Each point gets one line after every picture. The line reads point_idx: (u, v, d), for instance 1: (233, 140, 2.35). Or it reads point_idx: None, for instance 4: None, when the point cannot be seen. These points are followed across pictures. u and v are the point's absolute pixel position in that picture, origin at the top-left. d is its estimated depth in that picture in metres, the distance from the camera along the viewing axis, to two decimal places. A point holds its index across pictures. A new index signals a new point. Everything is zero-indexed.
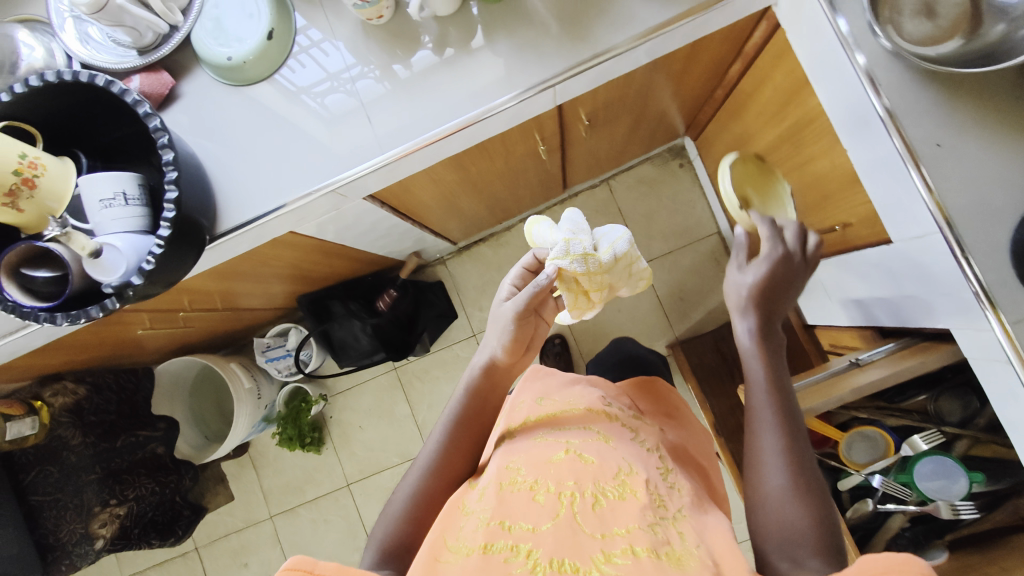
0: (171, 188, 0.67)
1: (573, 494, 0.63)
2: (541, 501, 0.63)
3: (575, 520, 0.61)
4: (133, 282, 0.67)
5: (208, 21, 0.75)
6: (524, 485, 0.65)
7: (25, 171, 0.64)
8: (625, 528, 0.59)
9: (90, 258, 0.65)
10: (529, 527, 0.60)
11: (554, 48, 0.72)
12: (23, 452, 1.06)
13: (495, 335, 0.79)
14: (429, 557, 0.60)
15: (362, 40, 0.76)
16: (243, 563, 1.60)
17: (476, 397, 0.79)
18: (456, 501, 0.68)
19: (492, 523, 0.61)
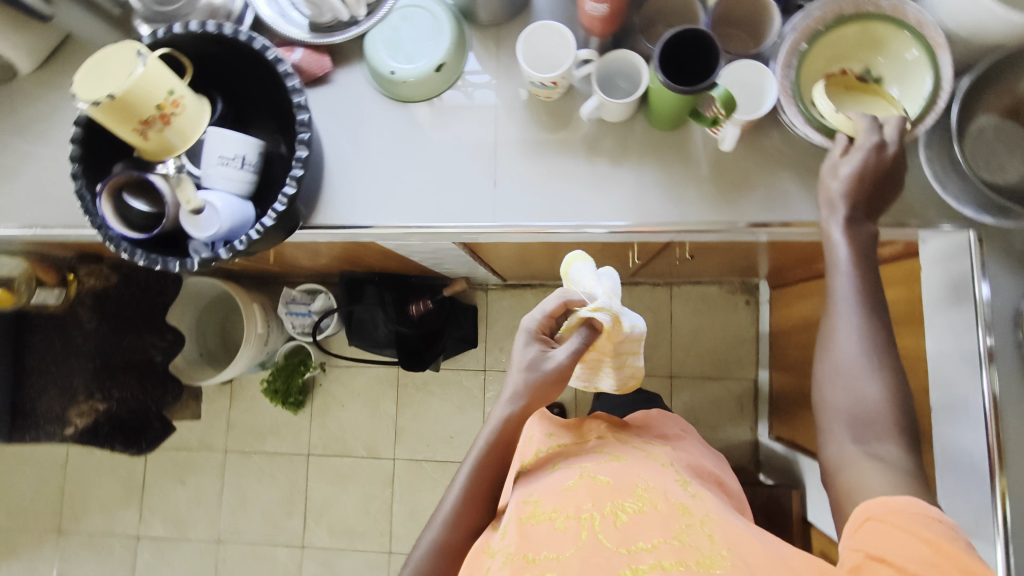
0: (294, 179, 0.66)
1: (591, 517, 0.66)
2: (564, 529, 0.65)
3: (600, 539, 0.64)
4: (220, 255, 0.68)
5: (387, 28, 0.75)
6: (546, 516, 0.67)
7: (165, 108, 0.65)
8: (649, 544, 0.63)
9: (190, 212, 0.66)
10: (556, 556, 0.63)
11: (697, 197, 0.70)
12: (37, 313, 1.06)
13: (521, 378, 0.73)
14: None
15: (520, 106, 0.75)
16: (182, 480, 1.62)
17: (505, 440, 0.74)
18: (481, 547, 0.69)
19: (518, 556, 0.63)
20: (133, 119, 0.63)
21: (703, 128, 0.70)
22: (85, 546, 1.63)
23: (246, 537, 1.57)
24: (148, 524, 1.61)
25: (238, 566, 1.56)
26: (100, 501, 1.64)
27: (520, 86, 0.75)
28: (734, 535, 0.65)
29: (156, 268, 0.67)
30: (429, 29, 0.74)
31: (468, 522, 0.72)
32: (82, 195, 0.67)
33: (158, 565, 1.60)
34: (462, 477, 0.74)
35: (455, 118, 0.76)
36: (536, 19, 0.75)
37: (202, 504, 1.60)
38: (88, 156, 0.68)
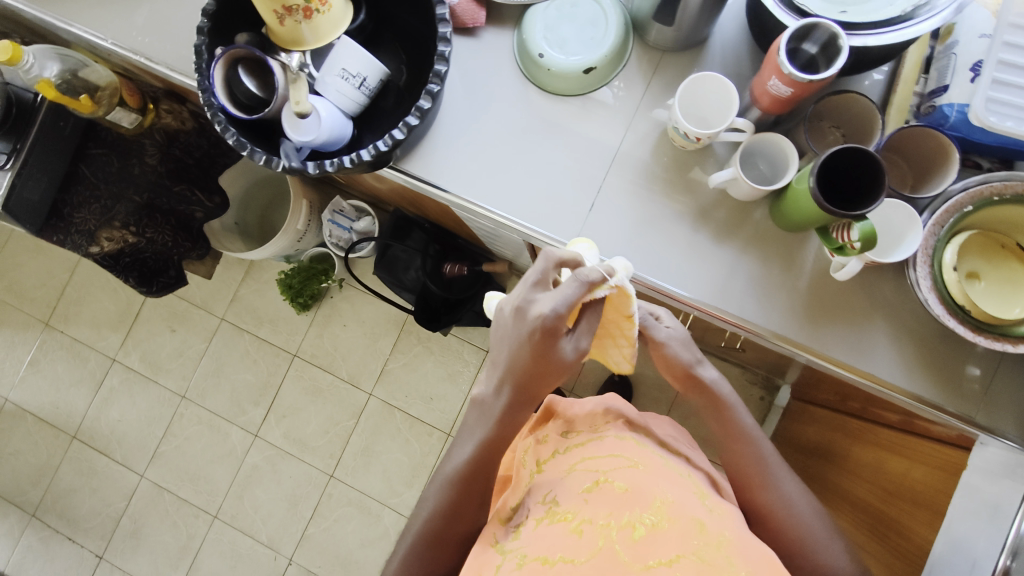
0: (415, 116, 0.62)
1: (609, 526, 0.61)
2: (579, 534, 0.61)
3: (619, 554, 0.58)
4: (308, 168, 0.64)
5: (554, 8, 0.71)
6: (562, 517, 0.64)
7: (312, 2, 0.63)
8: (668, 560, 0.56)
9: (296, 112, 0.64)
10: (570, 561, 0.58)
11: (783, 308, 0.67)
12: (108, 129, 1.08)
13: (510, 356, 0.62)
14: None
15: (650, 142, 0.71)
16: (172, 328, 1.65)
17: (501, 428, 0.67)
18: (489, 542, 0.66)
19: (529, 562, 0.59)
20: (278, 1, 0.61)
21: (820, 244, 0.66)
22: (64, 348, 1.68)
23: (210, 405, 1.61)
24: (127, 353, 1.66)
25: (192, 427, 1.61)
26: (92, 314, 1.68)
27: (659, 122, 0.71)
28: (760, 561, 0.55)
29: (241, 153, 0.64)
30: (594, 26, 0.70)
31: (460, 510, 0.69)
32: (200, 52, 0.64)
33: (121, 394, 1.64)
34: (453, 463, 0.70)
35: (581, 124, 0.72)
36: (703, 62, 0.71)
37: (182, 357, 1.64)
38: (220, 16, 0.66)
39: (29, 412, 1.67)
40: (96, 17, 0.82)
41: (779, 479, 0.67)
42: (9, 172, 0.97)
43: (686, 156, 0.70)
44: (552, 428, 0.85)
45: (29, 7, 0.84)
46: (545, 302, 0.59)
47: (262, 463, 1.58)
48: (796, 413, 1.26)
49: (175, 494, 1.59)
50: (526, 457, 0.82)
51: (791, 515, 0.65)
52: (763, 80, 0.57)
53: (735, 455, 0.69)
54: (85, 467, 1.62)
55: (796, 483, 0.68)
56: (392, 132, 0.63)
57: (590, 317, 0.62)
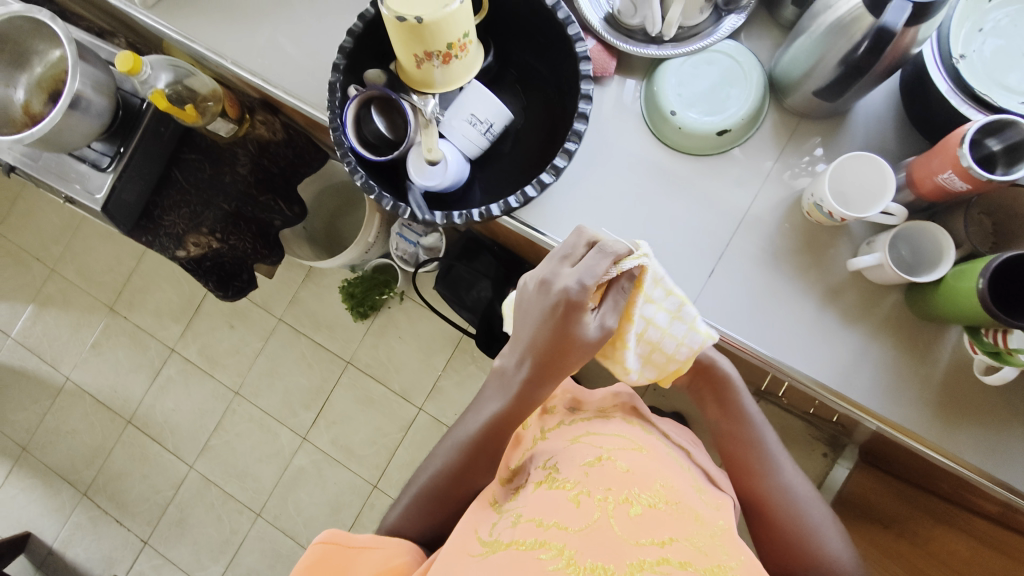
0: (551, 176, 0.60)
1: (607, 500, 0.57)
2: (577, 503, 0.57)
3: (614, 526, 0.54)
4: (434, 218, 0.62)
5: (691, 65, 0.69)
6: (562, 484, 0.60)
7: (454, 49, 0.61)
8: (662, 540, 0.53)
9: (425, 158, 0.64)
10: (565, 528, 0.55)
11: (913, 402, 0.64)
12: (202, 135, 1.07)
13: (529, 333, 0.58)
14: (461, 552, 0.57)
15: (780, 213, 0.68)
16: (231, 324, 1.68)
17: (518, 405, 0.64)
18: (488, 501, 0.65)
19: (524, 521, 0.57)
20: (422, 47, 0.59)
21: (960, 339, 0.63)
22: (126, 334, 1.72)
23: (262, 404, 1.63)
24: (186, 345, 1.69)
25: (243, 423, 1.63)
26: (155, 303, 1.72)
27: (792, 192, 0.68)
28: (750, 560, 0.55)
29: (368, 195, 0.63)
30: (733, 86, 0.68)
31: (473, 472, 0.68)
32: (334, 89, 0.63)
33: (177, 384, 1.68)
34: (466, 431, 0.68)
35: (705, 187, 0.70)
36: (844, 132, 0.67)
37: (238, 353, 1.66)
38: (353, 53, 0.65)
39: (88, 393, 1.72)
40: (217, 35, 0.82)
41: (779, 466, 0.68)
42: (112, 174, 0.97)
43: (818, 231, 0.67)
44: (559, 398, 0.80)
45: (150, 19, 0.83)
46: (570, 277, 0.54)
47: (308, 467, 1.59)
48: (867, 478, 1.20)
49: (222, 488, 1.61)
50: (532, 427, 0.78)
51: (790, 500, 0.66)
52: (933, 170, 0.55)
53: (737, 434, 0.70)
54: (138, 452, 1.67)
55: (796, 471, 0.69)
56: (524, 189, 0.62)
57: (616, 294, 0.54)
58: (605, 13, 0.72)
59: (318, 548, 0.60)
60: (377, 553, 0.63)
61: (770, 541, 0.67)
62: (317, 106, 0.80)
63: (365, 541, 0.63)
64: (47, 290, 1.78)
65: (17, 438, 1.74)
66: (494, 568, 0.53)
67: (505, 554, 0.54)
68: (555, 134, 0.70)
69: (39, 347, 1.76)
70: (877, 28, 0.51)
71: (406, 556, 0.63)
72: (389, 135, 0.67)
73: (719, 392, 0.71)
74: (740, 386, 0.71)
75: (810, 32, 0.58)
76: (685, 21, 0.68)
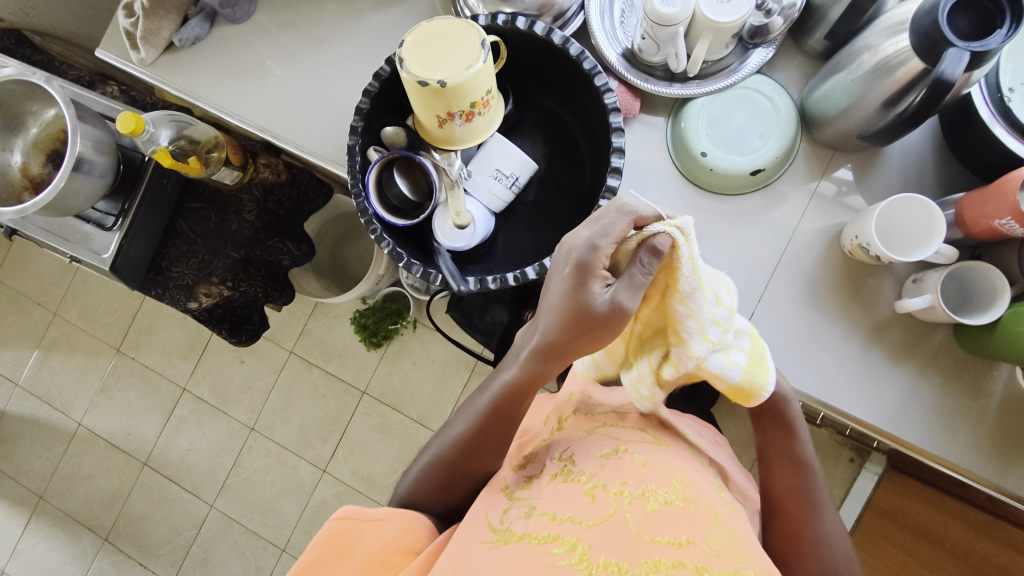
0: None
1: (622, 493, 0.52)
2: (591, 497, 0.53)
3: (630, 522, 0.50)
4: (468, 284, 0.61)
5: (719, 103, 0.67)
6: (577, 476, 0.56)
7: (477, 107, 0.58)
8: (678, 541, 0.48)
9: (455, 221, 0.63)
10: (579, 522, 0.51)
11: (967, 440, 0.63)
12: (206, 183, 1.05)
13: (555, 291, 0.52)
14: (471, 539, 0.54)
15: (818, 252, 0.66)
16: (241, 359, 1.65)
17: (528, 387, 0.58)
18: (499, 489, 0.62)
19: (536, 515, 0.54)
20: (445, 108, 0.56)
21: (1013, 374, 0.62)
22: (135, 375, 1.70)
23: (278, 439, 1.60)
24: (197, 383, 1.66)
25: (261, 459, 1.60)
26: (162, 341, 1.69)
27: (831, 227, 0.66)
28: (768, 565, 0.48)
29: (396, 263, 0.61)
30: (763, 123, 0.66)
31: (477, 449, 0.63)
32: (353, 154, 0.61)
33: (190, 423, 1.65)
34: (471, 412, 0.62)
35: (739, 225, 0.68)
36: (881, 164, 0.65)
37: (250, 388, 1.64)
38: (369, 114, 0.63)
39: (101, 437, 1.70)
40: (221, 91, 0.81)
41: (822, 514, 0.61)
42: (118, 233, 0.93)
43: (859, 267, 0.65)
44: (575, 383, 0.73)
45: (148, 76, 0.82)
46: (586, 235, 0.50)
47: (330, 500, 1.55)
48: (900, 484, 1.19)
49: (244, 525, 1.59)
50: (548, 413, 0.73)
51: (823, 554, 0.59)
52: (987, 214, 0.54)
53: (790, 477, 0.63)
54: (156, 493, 1.66)
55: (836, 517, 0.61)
56: None
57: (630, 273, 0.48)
58: (623, 49, 0.69)
59: (334, 526, 0.57)
60: (391, 526, 0.59)
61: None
62: (328, 158, 0.77)
63: (381, 513, 0.60)
64: (51, 335, 1.76)
65: (33, 487, 1.74)
66: (504, 560, 0.49)
67: (514, 544, 0.51)
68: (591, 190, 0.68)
69: (47, 393, 1.74)
70: (932, 79, 0.46)
71: (419, 536, 0.60)
72: (414, 197, 0.66)
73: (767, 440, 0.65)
74: (799, 422, 0.64)
75: (850, 71, 0.56)
76: (708, 57, 0.65)
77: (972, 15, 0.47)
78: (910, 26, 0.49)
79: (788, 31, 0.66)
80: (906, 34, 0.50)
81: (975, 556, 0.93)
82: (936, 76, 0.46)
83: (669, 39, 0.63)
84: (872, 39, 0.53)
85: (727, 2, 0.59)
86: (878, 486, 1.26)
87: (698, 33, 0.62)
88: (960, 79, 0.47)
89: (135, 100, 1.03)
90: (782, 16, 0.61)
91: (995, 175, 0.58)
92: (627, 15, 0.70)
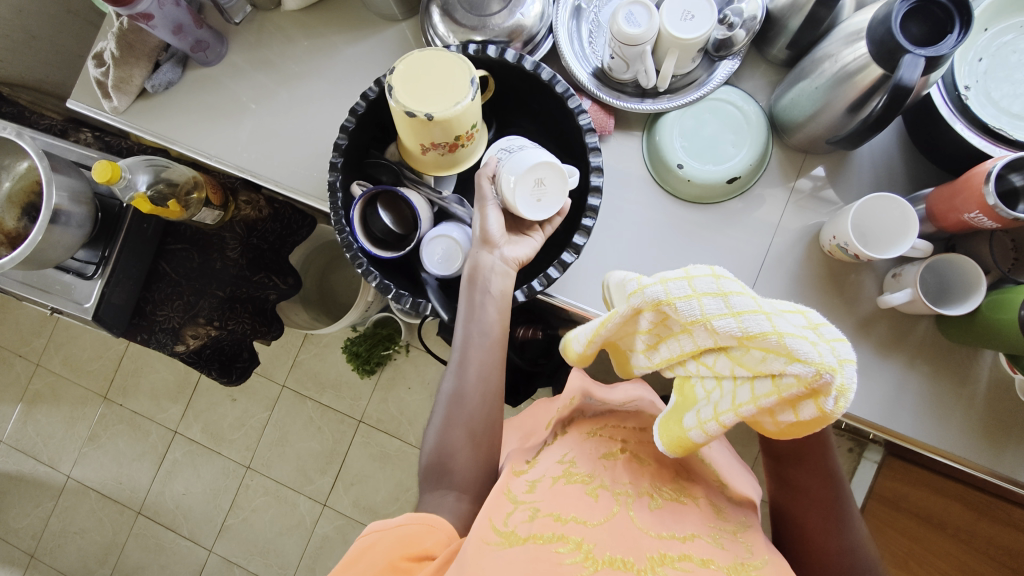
0: (573, 255, 0.60)
1: (626, 493, 0.55)
2: (595, 496, 0.54)
3: (634, 520, 0.52)
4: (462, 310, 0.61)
5: (691, 115, 0.68)
6: (579, 478, 0.57)
7: (460, 140, 0.61)
8: (683, 535, 0.51)
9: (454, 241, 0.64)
10: (584, 522, 0.51)
11: (959, 427, 0.64)
12: (187, 224, 1.04)
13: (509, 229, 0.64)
14: (474, 541, 0.50)
15: (800, 253, 0.68)
16: (233, 397, 1.62)
17: (499, 323, 0.62)
18: (499, 490, 0.56)
19: (541, 516, 0.52)
20: (429, 138, 0.59)
21: (997, 359, 0.63)
22: (124, 422, 1.66)
23: (275, 476, 1.57)
24: (188, 425, 1.63)
25: (259, 498, 1.57)
26: (151, 385, 1.66)
27: (809, 227, 0.68)
28: (770, 554, 0.53)
29: (385, 296, 0.61)
30: (734, 132, 0.67)
31: (468, 428, 0.61)
32: (334, 190, 0.62)
33: (184, 467, 1.62)
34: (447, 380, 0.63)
35: (721, 233, 0.69)
36: (851, 165, 0.67)
37: (244, 426, 1.61)
38: (347, 150, 0.63)
39: (92, 488, 1.66)
40: (196, 133, 0.81)
41: (851, 522, 0.56)
42: (99, 280, 0.92)
43: (839, 265, 0.67)
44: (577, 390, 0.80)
45: (122, 122, 0.82)
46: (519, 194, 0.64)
47: (332, 534, 1.52)
48: (900, 472, 1.20)
49: (246, 567, 1.56)
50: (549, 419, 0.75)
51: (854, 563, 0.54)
52: (957, 208, 0.55)
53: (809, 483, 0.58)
54: (153, 542, 1.61)
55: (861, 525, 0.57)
56: (548, 272, 0.61)
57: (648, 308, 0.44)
58: (593, 68, 0.71)
59: (361, 540, 0.54)
60: (405, 531, 0.53)
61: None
62: (309, 193, 0.78)
63: (403, 519, 0.54)
64: (35, 387, 1.71)
65: (24, 545, 1.69)
66: (510, 563, 0.47)
67: (523, 544, 0.48)
68: (572, 211, 0.69)
69: (33, 448, 1.70)
70: (892, 84, 0.48)
71: (435, 540, 0.53)
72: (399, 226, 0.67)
73: (798, 451, 0.58)
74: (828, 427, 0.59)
75: (814, 79, 0.58)
76: (677, 71, 0.66)
77: (923, 22, 0.49)
78: (866, 34, 0.51)
79: (750, 42, 0.68)
80: (863, 42, 0.52)
81: (978, 539, 0.94)
82: (895, 82, 0.47)
83: (638, 58, 0.64)
84: (832, 47, 0.55)
85: (691, 19, 0.61)
86: (879, 476, 1.27)
87: (665, 50, 0.63)
88: (919, 83, 0.48)
89: (110, 146, 1.03)
90: (744, 28, 0.63)
91: (961, 168, 0.60)
92: (595, 35, 0.71)
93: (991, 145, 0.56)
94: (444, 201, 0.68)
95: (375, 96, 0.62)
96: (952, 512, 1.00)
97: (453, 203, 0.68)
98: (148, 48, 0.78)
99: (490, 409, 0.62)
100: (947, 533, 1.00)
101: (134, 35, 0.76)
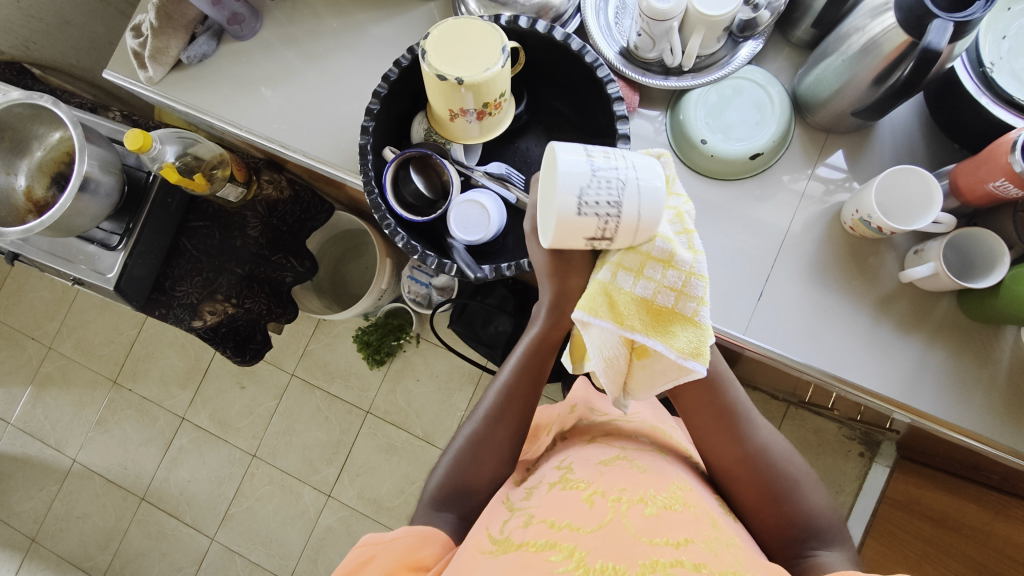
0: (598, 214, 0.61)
1: (621, 500, 0.52)
2: (591, 503, 0.53)
3: (628, 527, 0.49)
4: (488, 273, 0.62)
5: (715, 93, 0.69)
6: (574, 484, 0.56)
7: (489, 107, 0.62)
8: (677, 541, 0.48)
9: (476, 214, 0.66)
10: (577, 528, 0.50)
11: (981, 405, 0.64)
12: (209, 202, 1.05)
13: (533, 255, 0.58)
14: (471, 550, 0.52)
15: (820, 232, 0.68)
16: (242, 385, 1.62)
17: (530, 376, 0.64)
18: (500, 502, 0.60)
19: (535, 523, 0.52)
20: (459, 103, 0.60)
21: (1018, 338, 0.63)
22: (132, 407, 1.66)
23: (280, 465, 1.56)
24: (196, 412, 1.63)
25: (264, 487, 1.56)
26: (161, 371, 1.67)
27: (827, 209, 0.69)
28: (766, 565, 0.48)
29: (411, 256, 0.63)
30: (758, 110, 0.69)
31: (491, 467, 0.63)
32: (365, 153, 0.64)
33: (190, 453, 1.62)
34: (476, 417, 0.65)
35: (743, 210, 0.70)
36: (873, 145, 0.68)
37: (252, 414, 1.61)
38: (379, 115, 0.66)
39: (97, 473, 1.66)
40: (227, 105, 0.82)
41: (749, 427, 0.58)
42: (123, 252, 0.93)
43: (861, 243, 0.67)
44: (580, 399, 0.81)
45: (156, 93, 0.84)
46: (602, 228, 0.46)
47: (336, 525, 1.51)
48: (913, 475, 1.18)
49: (247, 557, 1.54)
50: (554, 426, 0.80)
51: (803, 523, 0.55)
52: (982, 178, 0.57)
53: (698, 405, 0.59)
54: (154, 529, 1.60)
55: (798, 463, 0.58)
56: None
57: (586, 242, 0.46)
58: (619, 47, 0.72)
59: (355, 552, 0.54)
60: (402, 542, 0.54)
61: (760, 523, 0.57)
62: (336, 164, 0.79)
63: (398, 531, 0.56)
64: (45, 370, 1.72)
65: (25, 529, 1.68)
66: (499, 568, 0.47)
67: (514, 555, 0.49)
68: None
69: (41, 431, 1.70)
70: (920, 50, 0.49)
71: (432, 551, 0.55)
72: (429, 196, 0.69)
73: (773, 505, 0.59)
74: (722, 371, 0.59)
75: (840, 53, 0.59)
76: (702, 51, 0.67)
77: None
78: (895, 4, 0.52)
79: (775, 24, 0.69)
80: (891, 13, 0.53)
81: (994, 539, 0.91)
82: (923, 47, 0.49)
83: (664, 35, 0.65)
84: (859, 21, 0.57)
85: None
86: (890, 480, 1.25)
87: (691, 28, 0.64)
88: (946, 50, 0.50)
89: (139, 124, 1.05)
90: (768, 9, 0.64)
91: (983, 146, 0.62)
92: (621, 16, 0.73)
93: (1017, 117, 0.58)
94: (472, 173, 0.71)
95: (407, 64, 0.65)
96: (967, 512, 0.99)
97: (481, 174, 0.71)
98: (185, 20, 0.80)
99: (509, 426, 0.64)
100: (962, 533, 0.98)
101: (172, 6, 0.79)
